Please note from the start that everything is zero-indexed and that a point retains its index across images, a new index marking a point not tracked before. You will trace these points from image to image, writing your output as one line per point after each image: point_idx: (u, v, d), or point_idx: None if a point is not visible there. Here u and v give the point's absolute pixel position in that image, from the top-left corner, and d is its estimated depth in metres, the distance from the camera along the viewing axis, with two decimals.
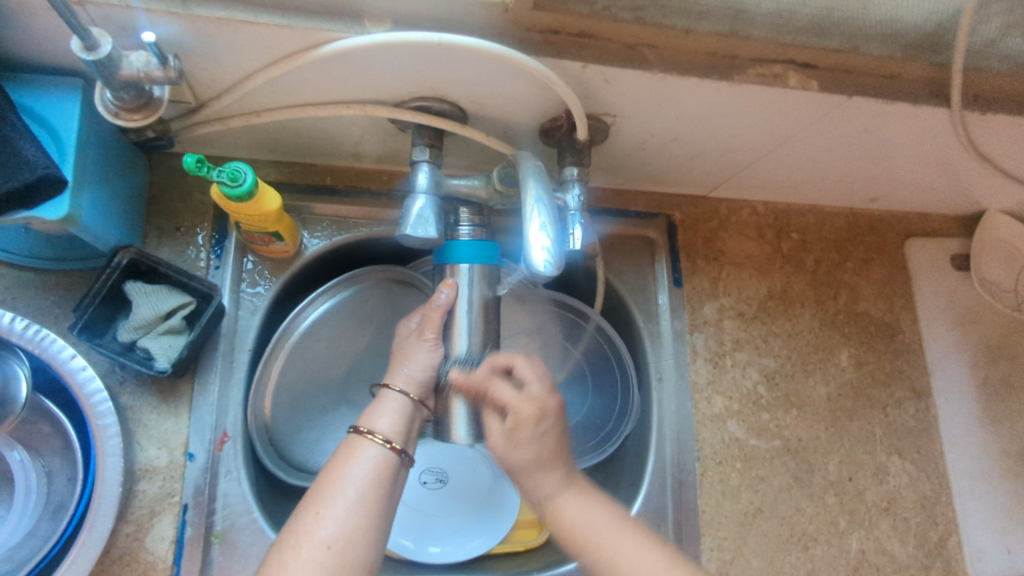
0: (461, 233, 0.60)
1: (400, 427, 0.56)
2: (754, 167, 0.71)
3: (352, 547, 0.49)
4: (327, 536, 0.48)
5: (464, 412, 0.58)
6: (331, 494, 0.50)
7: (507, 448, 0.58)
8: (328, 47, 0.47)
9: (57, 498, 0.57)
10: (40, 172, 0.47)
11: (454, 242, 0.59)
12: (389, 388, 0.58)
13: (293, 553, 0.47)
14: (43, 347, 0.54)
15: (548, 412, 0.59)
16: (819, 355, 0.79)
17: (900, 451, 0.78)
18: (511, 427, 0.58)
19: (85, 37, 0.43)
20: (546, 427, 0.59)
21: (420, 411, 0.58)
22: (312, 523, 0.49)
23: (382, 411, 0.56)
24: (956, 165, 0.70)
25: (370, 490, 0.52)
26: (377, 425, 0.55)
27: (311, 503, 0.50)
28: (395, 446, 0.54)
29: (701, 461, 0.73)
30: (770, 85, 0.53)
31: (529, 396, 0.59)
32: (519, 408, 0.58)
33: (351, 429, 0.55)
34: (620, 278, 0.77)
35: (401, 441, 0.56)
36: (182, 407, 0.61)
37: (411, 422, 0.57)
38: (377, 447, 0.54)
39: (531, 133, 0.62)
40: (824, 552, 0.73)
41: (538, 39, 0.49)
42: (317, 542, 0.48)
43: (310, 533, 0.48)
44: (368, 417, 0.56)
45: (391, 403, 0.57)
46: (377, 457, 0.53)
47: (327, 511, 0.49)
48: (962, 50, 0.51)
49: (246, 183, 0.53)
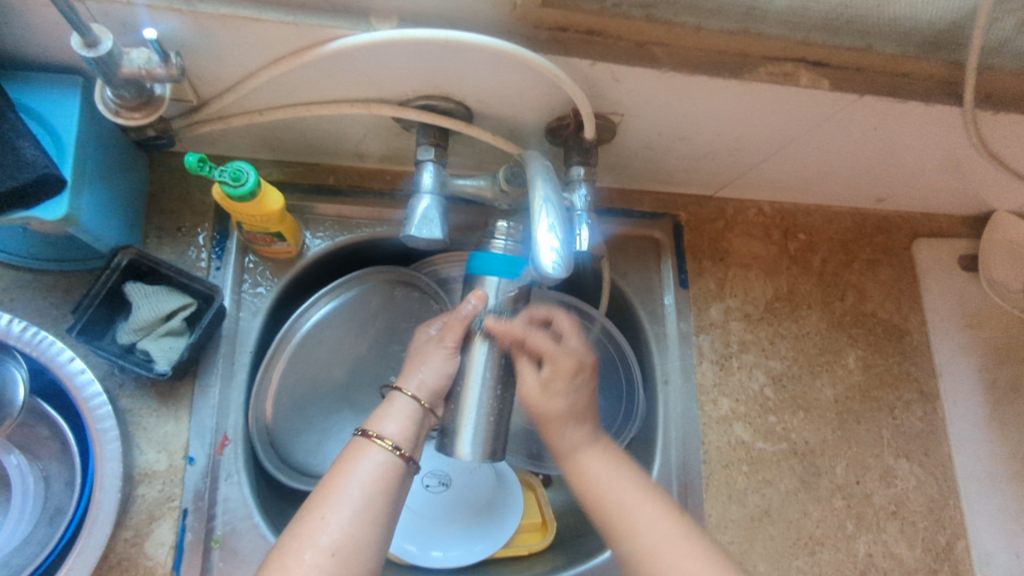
0: (495, 245, 0.58)
1: (410, 434, 0.54)
2: (761, 167, 0.71)
3: (357, 554, 0.48)
4: (332, 542, 0.47)
5: (473, 427, 0.57)
6: (336, 499, 0.49)
7: (544, 397, 0.59)
8: (331, 44, 0.46)
9: (56, 503, 0.56)
10: (39, 172, 0.46)
11: (486, 253, 0.58)
12: (399, 391, 0.56)
13: (296, 559, 0.46)
14: (41, 349, 0.53)
15: (585, 365, 0.60)
16: (826, 356, 0.78)
17: (907, 454, 0.77)
18: (548, 374, 0.59)
19: (85, 34, 0.42)
20: (580, 379, 0.60)
21: (429, 419, 0.57)
22: (316, 528, 0.48)
23: (390, 416, 0.55)
24: (966, 165, 0.70)
25: (377, 494, 0.50)
26: (386, 430, 0.54)
27: (315, 508, 0.49)
28: (404, 453, 0.53)
29: (707, 465, 0.72)
30: (781, 83, 0.52)
31: (567, 348, 0.60)
32: (558, 359, 0.59)
33: (358, 432, 0.54)
34: (626, 279, 0.77)
35: (409, 448, 0.54)
36: (182, 410, 0.60)
37: (421, 425, 0.56)
38: (385, 452, 0.52)
39: (538, 132, 0.62)
40: (831, 557, 0.72)
41: (546, 36, 0.49)
42: (322, 549, 0.47)
43: (315, 539, 0.47)
44: (376, 421, 0.55)
45: (403, 407, 0.55)
46: (385, 463, 0.52)
47: (331, 516, 0.48)
48: (976, 47, 0.51)
49: (248, 183, 0.53)
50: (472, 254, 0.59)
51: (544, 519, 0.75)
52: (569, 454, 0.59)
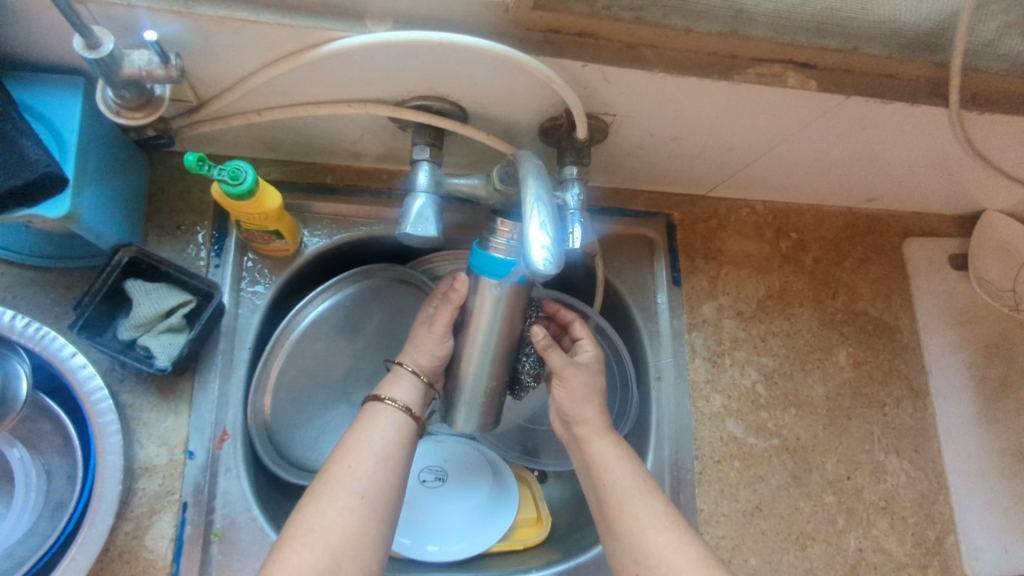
0: (497, 244, 0.53)
1: (417, 398, 0.60)
2: (753, 167, 0.72)
3: (382, 498, 0.53)
4: (361, 487, 0.52)
5: (470, 404, 0.61)
6: (360, 451, 0.54)
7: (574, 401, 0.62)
8: (328, 46, 0.47)
9: (58, 495, 0.57)
10: (41, 171, 0.47)
11: (485, 253, 0.54)
12: (401, 365, 0.61)
13: (331, 502, 0.51)
14: (44, 344, 0.54)
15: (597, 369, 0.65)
16: (817, 354, 0.79)
17: (897, 450, 0.79)
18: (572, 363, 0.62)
19: (87, 35, 0.43)
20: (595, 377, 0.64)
21: (430, 391, 0.62)
22: (345, 475, 0.52)
23: (398, 383, 0.60)
24: (955, 165, 0.71)
25: (395, 447, 0.55)
26: (397, 394, 0.59)
27: (341, 458, 0.53)
28: (413, 413, 0.58)
29: (699, 460, 0.73)
30: (769, 84, 0.53)
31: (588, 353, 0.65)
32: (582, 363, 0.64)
33: (371, 396, 0.59)
34: (619, 277, 0.78)
35: (418, 409, 0.59)
36: (182, 405, 0.61)
37: (423, 395, 0.61)
38: (398, 412, 0.58)
39: (531, 132, 0.63)
40: (822, 551, 0.73)
41: (538, 38, 0.50)
42: (353, 492, 0.52)
43: (345, 485, 0.52)
44: (385, 388, 0.60)
45: (406, 378, 0.60)
46: (398, 421, 0.57)
47: (357, 465, 0.53)
48: (960, 48, 0.52)
49: (247, 182, 0.53)
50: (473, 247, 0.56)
51: (539, 514, 0.76)
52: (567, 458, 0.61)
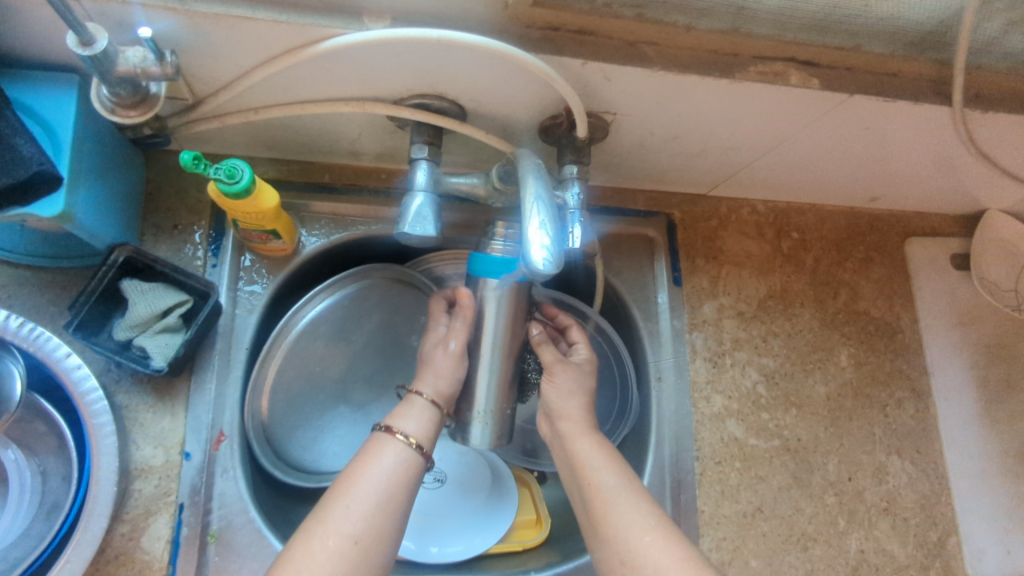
0: (494, 246, 0.56)
1: (427, 431, 0.58)
2: (754, 166, 0.71)
3: (376, 544, 0.50)
4: (356, 531, 0.50)
5: (484, 419, 0.59)
6: (360, 489, 0.52)
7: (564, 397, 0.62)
8: (325, 44, 0.46)
9: (53, 497, 0.57)
10: (35, 169, 0.47)
11: (484, 255, 0.57)
12: (417, 393, 0.59)
13: (322, 542, 0.49)
14: (38, 345, 0.54)
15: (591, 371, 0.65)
16: (818, 354, 0.79)
17: (899, 451, 0.78)
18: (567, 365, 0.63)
19: (80, 33, 0.42)
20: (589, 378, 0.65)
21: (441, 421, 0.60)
22: (341, 516, 0.50)
23: (410, 415, 0.58)
24: (958, 165, 0.70)
25: (398, 488, 0.53)
26: (407, 427, 0.56)
27: (339, 497, 0.51)
28: (423, 450, 0.56)
29: (700, 461, 0.72)
30: (771, 82, 0.53)
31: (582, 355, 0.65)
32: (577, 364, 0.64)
33: (380, 428, 0.57)
34: (619, 277, 0.77)
35: (428, 444, 0.57)
36: (179, 406, 0.61)
37: (435, 427, 0.59)
38: (406, 448, 0.55)
39: (531, 130, 0.62)
40: (823, 552, 0.73)
41: (538, 36, 0.49)
42: (346, 535, 0.49)
43: (339, 525, 0.50)
44: (395, 418, 0.58)
45: (419, 408, 0.58)
46: (405, 458, 0.55)
47: (356, 506, 0.51)
48: (964, 46, 0.51)
49: (243, 181, 0.53)
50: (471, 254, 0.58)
51: (539, 515, 0.75)
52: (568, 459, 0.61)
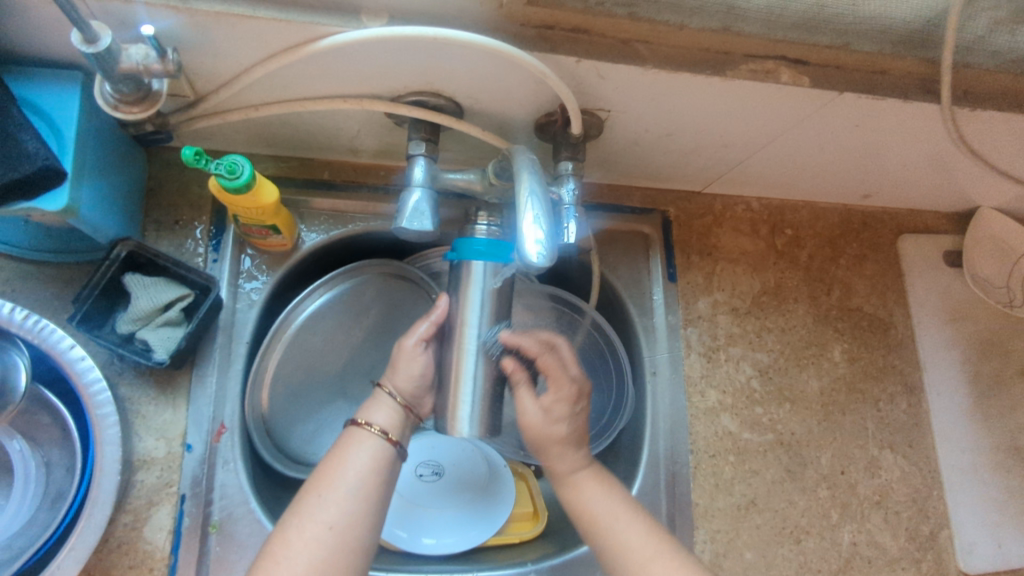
0: (478, 229, 0.57)
1: (396, 422, 0.58)
2: (748, 163, 0.72)
3: (353, 529, 0.51)
4: (331, 518, 0.51)
5: (470, 407, 0.57)
6: (332, 480, 0.53)
7: (546, 424, 0.61)
8: (324, 42, 0.47)
9: (56, 487, 0.58)
10: (40, 164, 0.48)
11: (469, 239, 0.57)
12: (379, 387, 0.60)
13: (299, 533, 0.50)
14: (42, 336, 0.55)
15: (584, 393, 0.64)
16: (812, 349, 0.80)
17: (892, 445, 0.79)
18: (549, 402, 0.62)
19: (85, 30, 0.43)
20: (580, 408, 0.63)
21: (409, 417, 0.60)
22: (314, 506, 0.52)
23: (377, 407, 0.58)
24: (949, 162, 0.71)
25: (369, 475, 0.54)
26: (374, 419, 0.57)
27: (312, 488, 0.53)
28: (392, 438, 0.57)
29: (694, 454, 0.73)
30: (762, 80, 0.54)
31: (570, 376, 0.63)
32: (558, 385, 0.62)
33: (349, 422, 0.58)
34: (615, 273, 0.78)
35: (397, 434, 0.58)
36: (180, 398, 0.62)
37: (406, 420, 0.59)
38: (376, 438, 0.56)
39: (527, 127, 0.63)
40: (816, 545, 0.74)
41: (532, 34, 0.50)
42: (321, 523, 0.51)
43: (314, 516, 0.51)
44: (365, 412, 0.59)
45: (386, 401, 0.59)
46: (376, 448, 0.56)
47: (328, 494, 0.52)
48: (950, 45, 0.52)
49: (243, 176, 0.54)
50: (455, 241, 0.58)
51: (536, 508, 0.76)
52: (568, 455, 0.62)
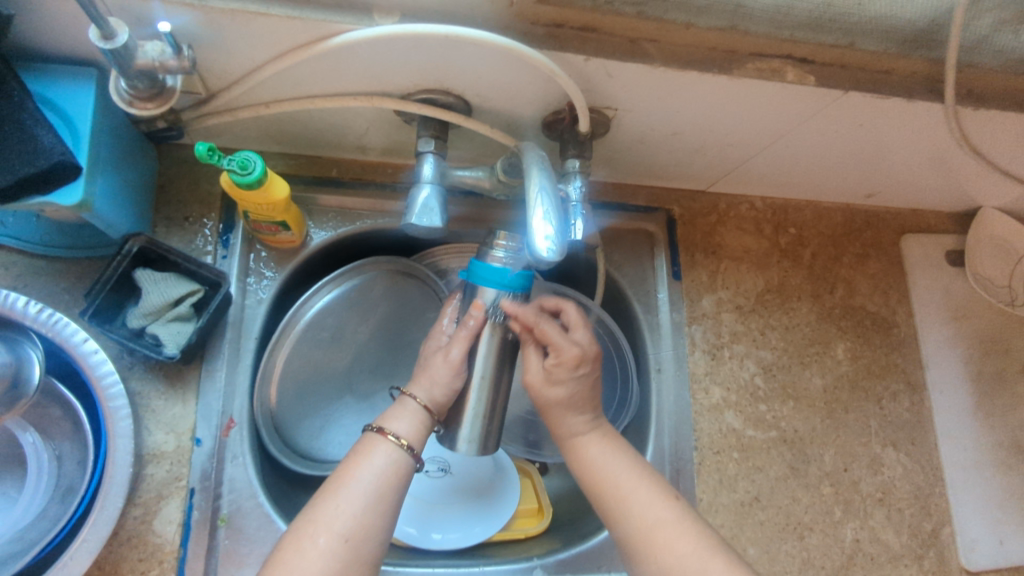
0: (495, 256, 0.58)
1: (420, 433, 0.58)
2: (753, 162, 0.73)
3: (366, 541, 0.52)
4: (346, 529, 0.51)
5: (473, 422, 0.60)
6: (350, 488, 0.53)
7: (545, 384, 0.60)
8: (337, 39, 0.48)
9: (68, 481, 0.58)
10: (56, 159, 0.48)
11: (486, 266, 0.58)
12: (409, 396, 0.59)
13: (312, 542, 0.50)
14: (56, 330, 0.55)
15: (589, 357, 0.60)
16: (815, 347, 0.80)
17: (894, 443, 0.79)
18: (552, 364, 0.59)
19: (102, 26, 0.44)
20: (584, 372, 0.60)
21: (433, 427, 0.60)
22: (331, 516, 0.51)
23: (402, 416, 0.58)
24: (951, 162, 0.72)
25: (387, 487, 0.54)
26: (401, 429, 0.57)
27: (330, 496, 0.53)
28: (415, 452, 0.57)
29: (698, 451, 0.74)
30: (768, 79, 0.54)
31: (573, 340, 0.60)
32: (564, 350, 0.59)
33: (372, 428, 0.57)
34: (620, 272, 0.79)
35: (420, 445, 0.58)
36: (190, 393, 0.62)
37: (427, 430, 0.59)
38: (398, 450, 0.56)
39: (535, 125, 0.64)
40: (819, 541, 0.74)
41: (542, 32, 0.51)
42: (336, 533, 0.51)
43: (330, 525, 0.51)
44: (389, 419, 0.58)
45: (412, 410, 0.58)
46: (397, 459, 0.55)
47: (345, 504, 0.52)
48: (955, 44, 0.53)
49: (255, 172, 0.54)
50: (472, 262, 0.59)
51: (540, 504, 0.77)
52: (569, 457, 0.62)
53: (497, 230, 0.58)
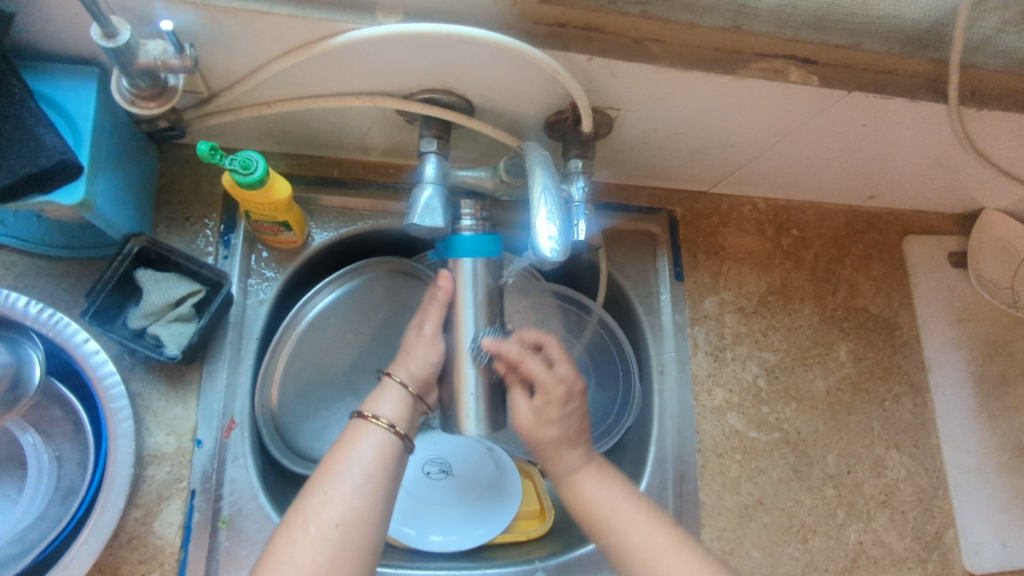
0: (463, 226, 0.58)
1: (403, 414, 0.58)
2: (756, 162, 0.72)
3: (358, 525, 0.51)
4: (336, 515, 0.51)
5: (474, 399, 0.58)
6: (337, 476, 0.53)
7: (536, 425, 0.61)
8: (339, 38, 0.48)
9: (68, 482, 0.58)
10: (57, 158, 0.48)
11: (458, 237, 0.58)
12: (389, 377, 0.60)
13: (303, 531, 0.50)
14: (57, 330, 0.55)
15: (575, 392, 0.61)
16: (818, 349, 0.80)
17: (897, 445, 0.79)
18: (540, 403, 0.60)
19: (105, 25, 0.43)
20: (572, 408, 0.61)
21: (418, 405, 0.60)
22: (319, 503, 0.51)
23: (385, 398, 0.58)
24: (954, 163, 0.72)
25: (375, 471, 0.54)
26: (381, 410, 0.57)
27: (318, 484, 0.52)
28: (399, 431, 0.57)
29: (701, 453, 0.74)
30: (772, 79, 0.54)
31: (558, 376, 0.61)
32: (549, 386, 0.60)
33: (354, 414, 0.57)
34: (623, 273, 0.78)
35: (404, 427, 0.58)
36: (191, 393, 0.62)
37: (412, 411, 0.59)
38: (382, 431, 0.56)
39: (538, 125, 0.64)
40: (822, 543, 0.74)
41: (546, 32, 0.51)
42: (327, 520, 0.50)
43: (320, 513, 0.51)
44: (371, 402, 0.58)
45: (393, 390, 0.59)
46: (382, 441, 0.56)
47: (333, 491, 0.52)
48: (959, 44, 0.52)
49: (257, 172, 0.54)
50: (444, 241, 0.59)
51: (543, 507, 0.76)
52: (573, 462, 0.61)
53: (461, 202, 0.59)
